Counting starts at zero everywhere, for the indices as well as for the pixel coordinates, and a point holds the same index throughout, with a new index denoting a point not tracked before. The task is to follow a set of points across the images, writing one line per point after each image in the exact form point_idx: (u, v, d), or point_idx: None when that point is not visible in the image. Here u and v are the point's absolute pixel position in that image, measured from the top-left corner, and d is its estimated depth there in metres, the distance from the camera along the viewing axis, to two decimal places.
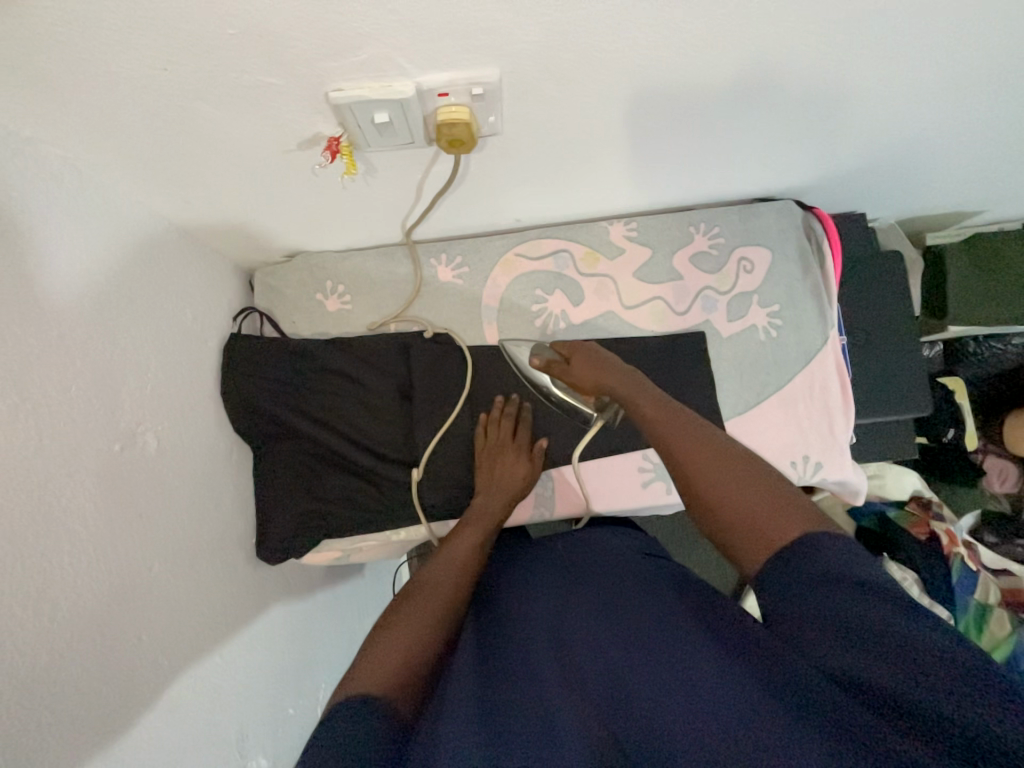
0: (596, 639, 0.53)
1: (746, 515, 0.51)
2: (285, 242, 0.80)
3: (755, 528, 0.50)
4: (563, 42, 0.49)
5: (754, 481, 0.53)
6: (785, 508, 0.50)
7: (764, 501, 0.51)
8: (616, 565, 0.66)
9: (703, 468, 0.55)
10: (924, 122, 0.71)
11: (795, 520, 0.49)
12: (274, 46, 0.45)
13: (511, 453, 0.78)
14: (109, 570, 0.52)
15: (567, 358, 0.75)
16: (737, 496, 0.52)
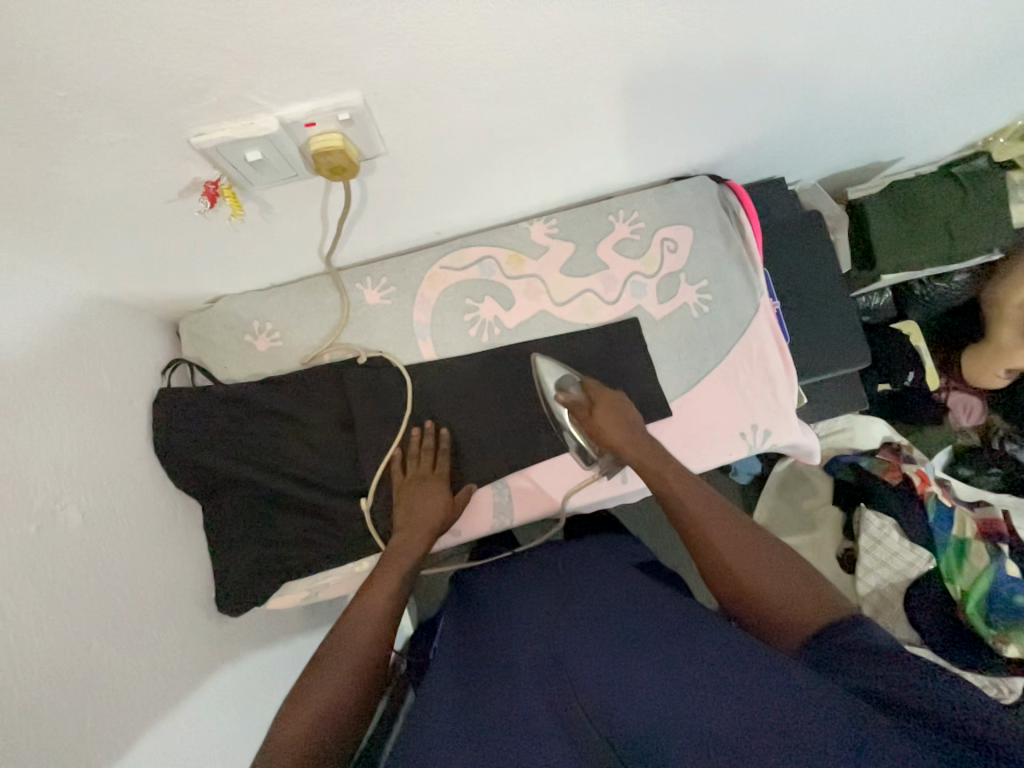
0: (586, 659, 0.52)
1: (777, 600, 0.53)
2: (203, 289, 0.79)
3: (785, 613, 0.52)
4: (419, 61, 0.50)
5: (776, 566, 0.57)
6: (814, 594, 0.53)
7: (794, 586, 0.54)
8: (611, 580, 0.67)
9: (732, 552, 0.59)
10: (811, 82, 0.72)
11: (812, 605, 0.52)
12: (119, 101, 0.44)
13: (432, 484, 0.76)
14: (39, 657, 0.50)
15: (591, 406, 0.78)
16: (769, 582, 0.55)
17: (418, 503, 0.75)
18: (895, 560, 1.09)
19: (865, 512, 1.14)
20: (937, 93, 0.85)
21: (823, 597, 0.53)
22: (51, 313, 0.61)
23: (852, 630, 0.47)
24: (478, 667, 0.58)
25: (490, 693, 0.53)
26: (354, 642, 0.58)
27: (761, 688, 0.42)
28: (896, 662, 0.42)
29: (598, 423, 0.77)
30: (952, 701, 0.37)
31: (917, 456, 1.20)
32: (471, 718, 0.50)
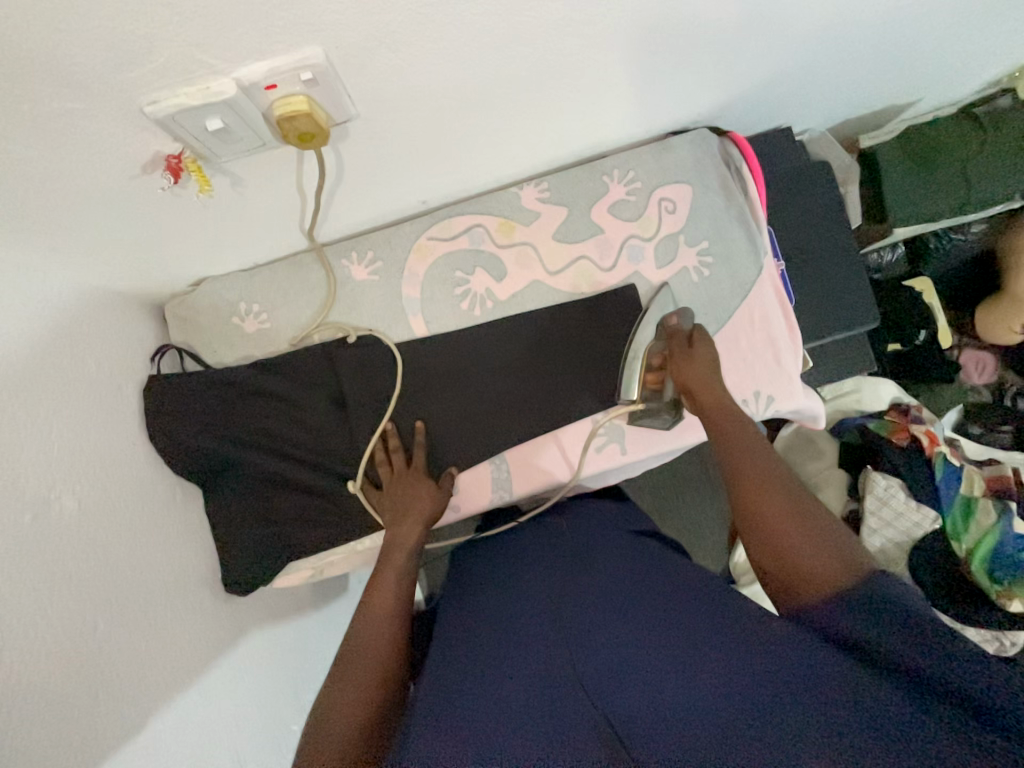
0: (587, 626, 0.53)
1: (801, 559, 0.51)
2: (185, 271, 0.77)
3: (808, 572, 0.50)
4: (384, 9, 0.45)
5: (822, 532, 0.53)
6: (846, 562, 0.49)
7: (827, 551, 0.51)
8: (610, 551, 0.67)
9: (767, 508, 0.56)
10: (820, 16, 0.66)
11: (845, 573, 0.48)
12: (57, 66, 0.41)
13: (410, 479, 0.75)
14: (44, 643, 0.51)
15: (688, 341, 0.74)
16: (798, 541, 0.52)
17: (401, 498, 0.74)
18: (901, 519, 1.10)
19: (872, 473, 1.13)
20: (957, 24, 0.77)
21: (857, 565, 0.49)
22: (27, 302, 0.60)
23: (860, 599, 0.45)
24: (470, 638, 0.58)
25: (497, 649, 0.54)
26: (374, 641, 0.57)
27: (773, 671, 0.42)
28: (894, 627, 0.41)
29: (690, 357, 0.72)
30: (947, 665, 0.37)
31: (926, 417, 1.17)
32: (458, 688, 0.50)
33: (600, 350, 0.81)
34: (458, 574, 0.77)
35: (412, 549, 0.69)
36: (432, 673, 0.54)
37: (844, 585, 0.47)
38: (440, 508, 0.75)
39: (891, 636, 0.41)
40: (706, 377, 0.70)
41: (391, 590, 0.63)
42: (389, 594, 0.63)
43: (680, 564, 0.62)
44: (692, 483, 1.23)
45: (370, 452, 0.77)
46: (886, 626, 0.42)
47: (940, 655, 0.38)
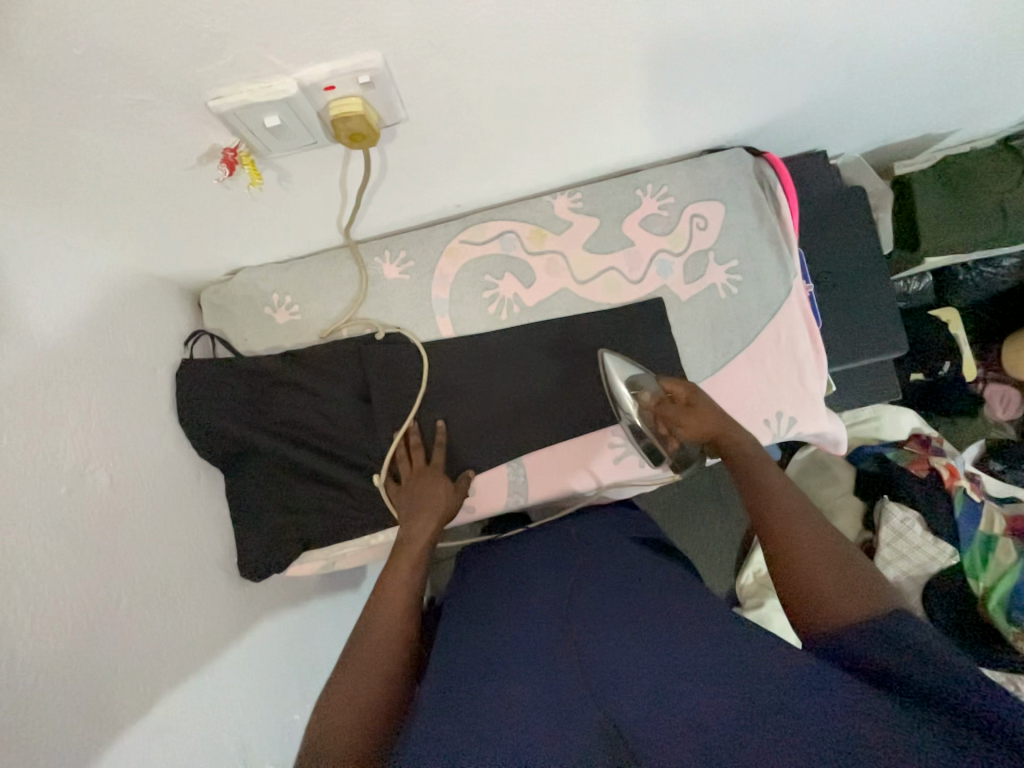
0: (599, 634, 0.53)
1: (819, 587, 0.51)
2: (223, 261, 0.79)
3: (833, 598, 0.49)
4: (443, 18, 0.47)
5: (842, 559, 0.53)
6: (866, 594, 0.49)
7: (846, 581, 0.50)
8: (623, 559, 0.67)
9: (788, 536, 0.57)
10: (865, 43, 0.66)
11: (869, 599, 0.48)
12: (131, 59, 0.42)
13: (428, 477, 0.76)
14: (70, 614, 0.52)
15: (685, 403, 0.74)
16: (817, 570, 0.52)
17: (419, 495, 0.74)
18: (915, 554, 1.08)
19: (888, 505, 1.13)
20: (1002, 58, 0.77)
21: (880, 595, 0.49)
22: (78, 282, 0.62)
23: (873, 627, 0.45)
24: (478, 637, 0.58)
25: (509, 649, 0.54)
26: (383, 633, 0.58)
27: (783, 683, 0.42)
28: (898, 650, 0.42)
29: (692, 420, 0.73)
30: (952, 685, 0.38)
31: (948, 449, 1.15)
32: (464, 687, 0.50)
33: (623, 361, 0.81)
34: (468, 573, 0.78)
35: (425, 544, 0.69)
36: (439, 667, 0.55)
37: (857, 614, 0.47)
38: (454, 508, 0.76)
39: (896, 656, 0.42)
40: (714, 432, 0.71)
41: (403, 584, 0.64)
42: (402, 586, 0.63)
43: (695, 581, 0.62)
44: (705, 501, 1.22)
45: (392, 450, 0.79)
46: (898, 652, 0.42)
47: (943, 673, 0.39)
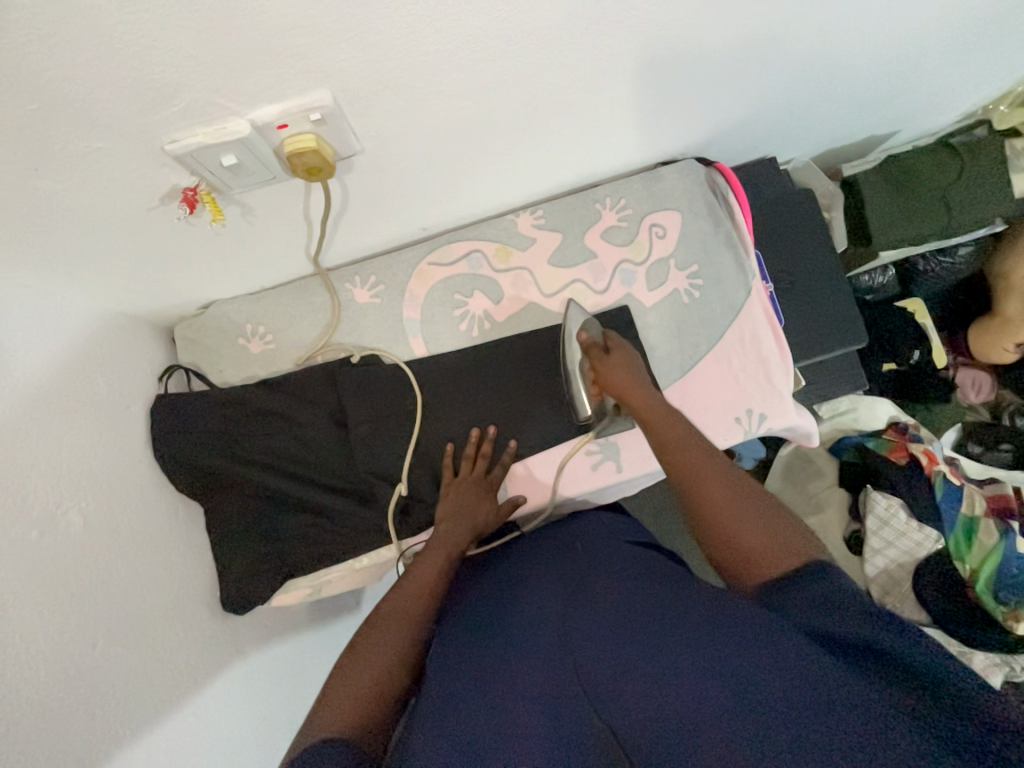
0: (595, 622, 0.50)
1: (748, 547, 0.53)
2: (195, 295, 0.80)
3: (749, 548, 0.53)
4: (389, 55, 0.49)
5: (748, 499, 0.56)
6: (789, 549, 0.51)
7: (777, 536, 0.53)
8: (612, 551, 0.66)
9: (713, 496, 0.57)
10: (793, 58, 0.71)
11: (785, 551, 0.51)
12: (88, 111, 0.44)
13: (482, 489, 0.77)
14: (45, 657, 0.52)
15: (606, 350, 0.76)
16: (744, 530, 0.54)
17: (465, 503, 0.75)
18: (902, 540, 1.09)
19: (873, 493, 1.14)
20: (927, 63, 0.82)
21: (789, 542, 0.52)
22: (46, 326, 0.63)
23: (817, 582, 0.47)
24: (469, 640, 0.56)
25: (503, 651, 0.52)
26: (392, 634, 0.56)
27: (788, 665, 0.40)
28: (856, 617, 0.42)
29: (607, 366, 0.74)
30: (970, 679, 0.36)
31: (924, 435, 1.18)
32: (462, 700, 0.47)
33: None
34: None
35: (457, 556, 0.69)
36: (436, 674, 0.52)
37: (789, 567, 0.50)
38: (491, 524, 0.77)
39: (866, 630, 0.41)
40: (623, 381, 0.72)
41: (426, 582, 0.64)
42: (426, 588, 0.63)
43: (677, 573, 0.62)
44: None
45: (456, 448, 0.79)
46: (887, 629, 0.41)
47: (920, 651, 0.39)
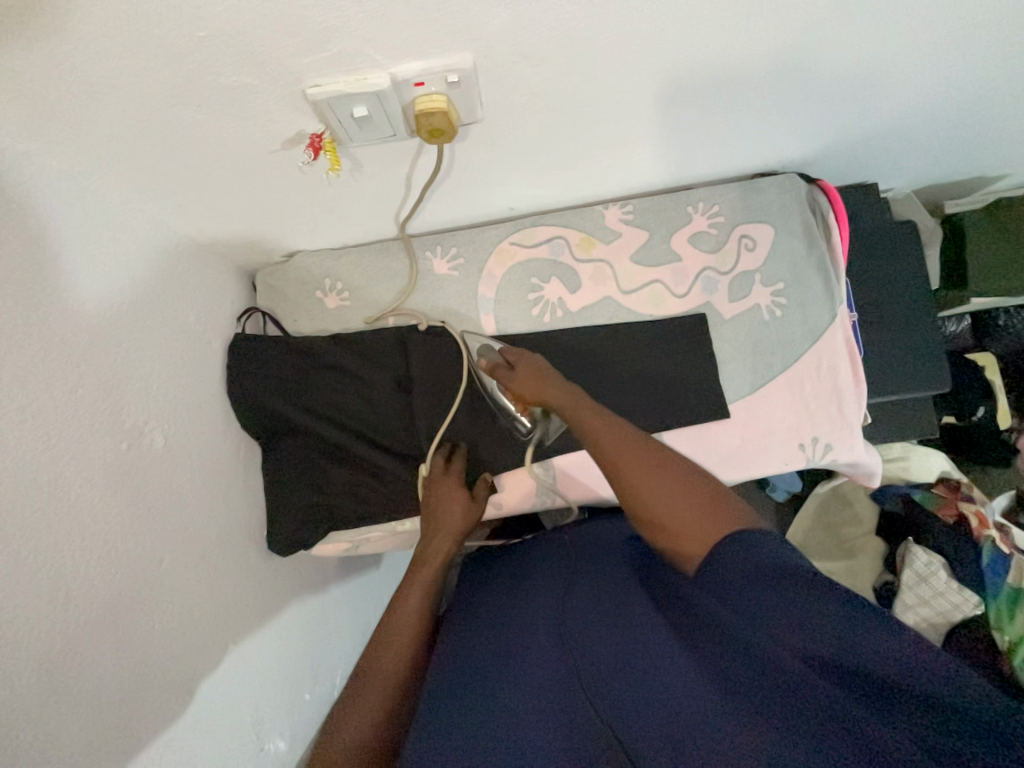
0: (595, 633, 0.53)
1: (680, 527, 0.56)
2: (284, 242, 0.82)
3: (686, 532, 0.55)
4: (535, 27, 0.49)
5: (677, 485, 0.60)
6: (718, 519, 0.55)
7: (703, 515, 0.56)
8: (631, 555, 0.67)
9: (645, 480, 0.61)
10: (929, 83, 0.68)
11: (718, 524, 0.55)
12: (241, 44, 0.45)
13: (451, 486, 0.77)
14: (119, 563, 0.54)
15: (511, 365, 0.75)
16: (680, 508, 0.57)
17: (441, 505, 0.76)
18: (938, 600, 1.03)
19: (913, 546, 1.09)
20: None
21: (712, 517, 0.55)
22: (150, 251, 0.66)
23: (743, 547, 0.49)
24: (471, 643, 0.59)
25: (506, 651, 0.55)
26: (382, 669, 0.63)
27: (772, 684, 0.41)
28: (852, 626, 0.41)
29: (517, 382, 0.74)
30: (963, 691, 0.35)
31: (980, 497, 1.13)
32: (466, 701, 0.51)
33: (662, 373, 0.82)
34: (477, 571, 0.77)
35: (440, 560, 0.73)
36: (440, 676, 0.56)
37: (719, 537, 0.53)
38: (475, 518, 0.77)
39: (844, 628, 0.41)
40: (542, 389, 0.71)
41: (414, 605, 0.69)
42: (411, 608, 0.69)
43: None
44: None
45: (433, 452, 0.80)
46: (886, 638, 0.40)
47: (915, 664, 0.38)
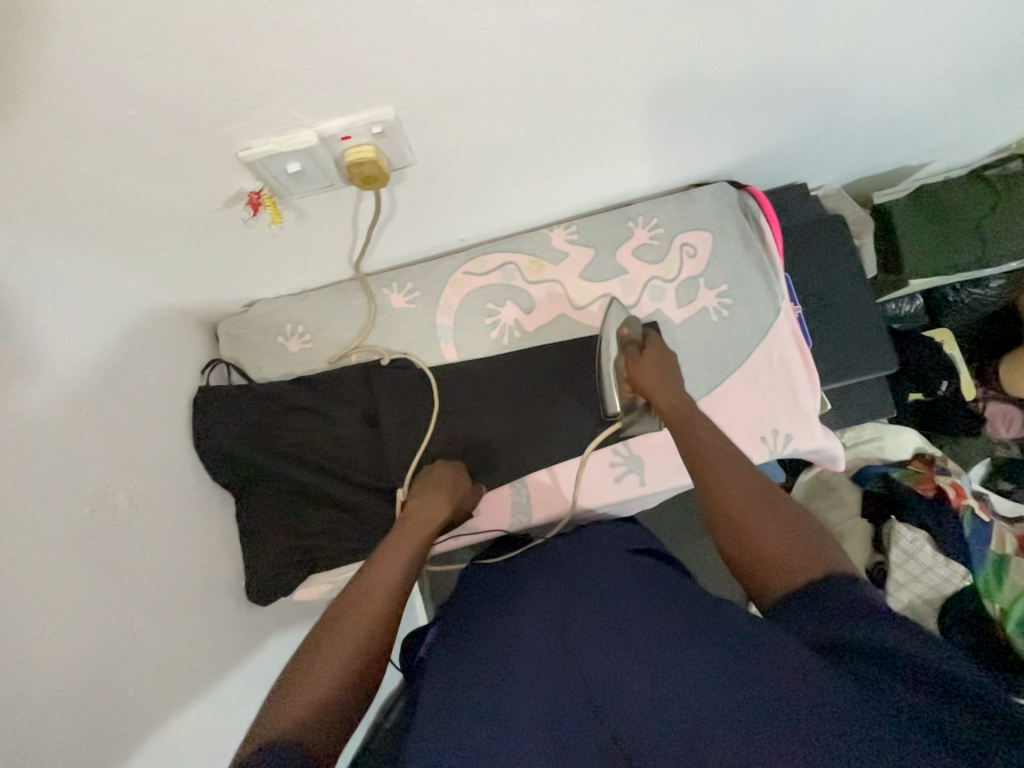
0: (595, 633, 0.51)
1: (768, 549, 0.51)
2: (241, 293, 0.84)
3: (774, 559, 0.51)
4: (451, 74, 0.53)
5: (773, 508, 0.55)
6: (813, 557, 0.49)
7: (797, 548, 0.51)
8: (628, 562, 0.66)
9: (737, 491, 0.57)
10: (831, 88, 0.73)
11: (814, 563, 0.49)
12: (170, 115, 0.48)
13: (457, 469, 0.79)
14: (86, 630, 0.54)
15: (639, 348, 0.80)
16: (765, 531, 0.53)
17: (445, 476, 0.76)
18: (928, 575, 1.05)
19: (897, 524, 1.09)
20: (961, 98, 0.84)
21: (810, 554, 0.50)
22: (105, 315, 0.67)
23: (842, 588, 0.45)
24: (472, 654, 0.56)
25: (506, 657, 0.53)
26: (364, 608, 0.53)
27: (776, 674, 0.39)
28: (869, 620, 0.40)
29: (639, 362, 0.78)
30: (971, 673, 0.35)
31: (952, 469, 1.17)
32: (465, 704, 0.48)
33: None
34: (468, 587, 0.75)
35: (436, 525, 0.69)
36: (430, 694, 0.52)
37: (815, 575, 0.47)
38: (470, 502, 0.78)
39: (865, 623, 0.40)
40: (653, 378, 0.76)
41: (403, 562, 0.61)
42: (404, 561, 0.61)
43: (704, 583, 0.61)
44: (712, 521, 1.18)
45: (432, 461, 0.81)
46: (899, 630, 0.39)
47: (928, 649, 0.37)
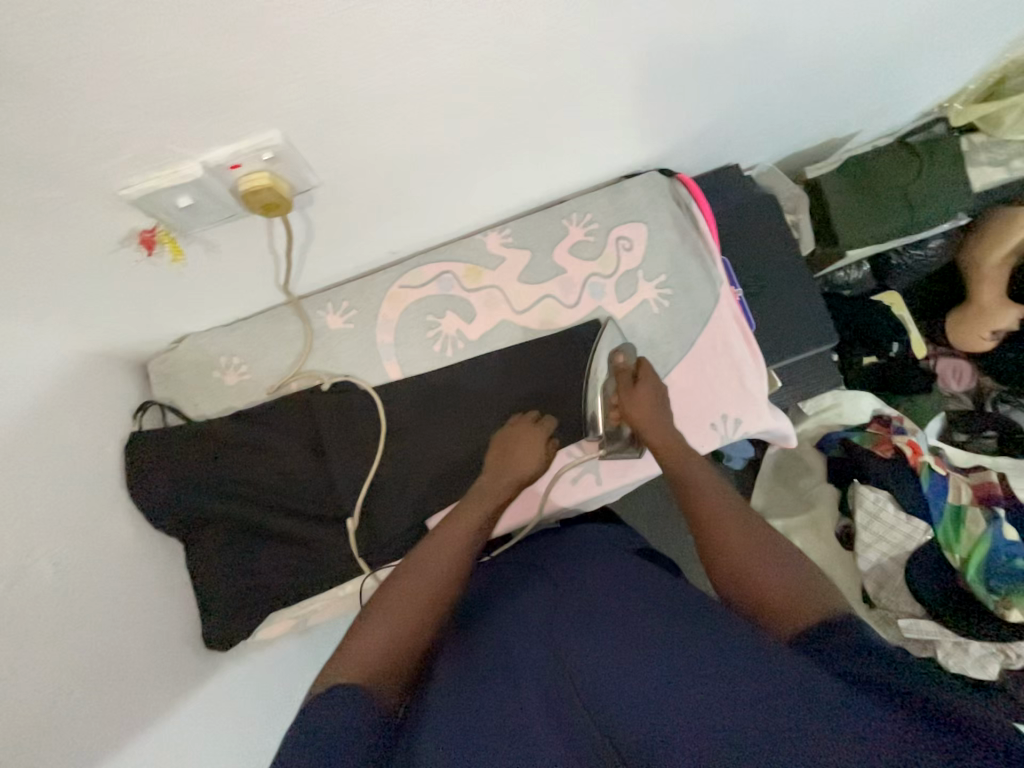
0: (592, 641, 0.49)
1: (770, 590, 0.52)
2: (166, 330, 0.80)
3: (778, 600, 0.51)
4: (337, 89, 0.50)
5: (773, 549, 0.56)
6: (815, 595, 0.50)
7: (799, 587, 0.51)
8: (615, 567, 0.64)
9: (736, 531, 0.58)
10: (743, 69, 0.73)
11: (819, 603, 0.49)
12: (30, 158, 0.45)
13: (530, 435, 0.76)
14: (12, 711, 0.51)
15: (635, 374, 0.78)
16: (755, 551, 0.55)
17: (518, 448, 0.75)
18: (891, 534, 1.08)
19: (859, 488, 1.12)
20: (876, 68, 0.85)
21: (811, 593, 0.50)
22: None
23: (845, 629, 0.45)
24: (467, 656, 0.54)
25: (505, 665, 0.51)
26: (428, 578, 0.56)
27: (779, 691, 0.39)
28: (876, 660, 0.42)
29: (634, 388, 0.77)
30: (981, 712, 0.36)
31: (908, 428, 1.20)
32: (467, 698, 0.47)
33: (570, 383, 0.84)
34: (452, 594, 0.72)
35: (496, 501, 0.69)
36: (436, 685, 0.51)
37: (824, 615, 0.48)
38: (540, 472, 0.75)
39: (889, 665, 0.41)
40: (649, 409, 0.74)
41: (465, 537, 0.63)
42: (463, 536, 0.62)
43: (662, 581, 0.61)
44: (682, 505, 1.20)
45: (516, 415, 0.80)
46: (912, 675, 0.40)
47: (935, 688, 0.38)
